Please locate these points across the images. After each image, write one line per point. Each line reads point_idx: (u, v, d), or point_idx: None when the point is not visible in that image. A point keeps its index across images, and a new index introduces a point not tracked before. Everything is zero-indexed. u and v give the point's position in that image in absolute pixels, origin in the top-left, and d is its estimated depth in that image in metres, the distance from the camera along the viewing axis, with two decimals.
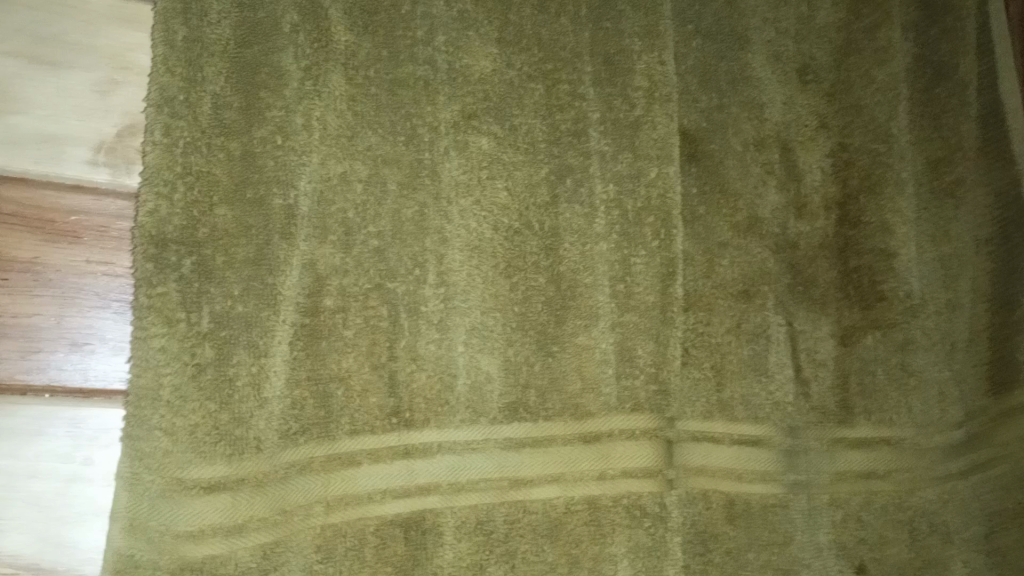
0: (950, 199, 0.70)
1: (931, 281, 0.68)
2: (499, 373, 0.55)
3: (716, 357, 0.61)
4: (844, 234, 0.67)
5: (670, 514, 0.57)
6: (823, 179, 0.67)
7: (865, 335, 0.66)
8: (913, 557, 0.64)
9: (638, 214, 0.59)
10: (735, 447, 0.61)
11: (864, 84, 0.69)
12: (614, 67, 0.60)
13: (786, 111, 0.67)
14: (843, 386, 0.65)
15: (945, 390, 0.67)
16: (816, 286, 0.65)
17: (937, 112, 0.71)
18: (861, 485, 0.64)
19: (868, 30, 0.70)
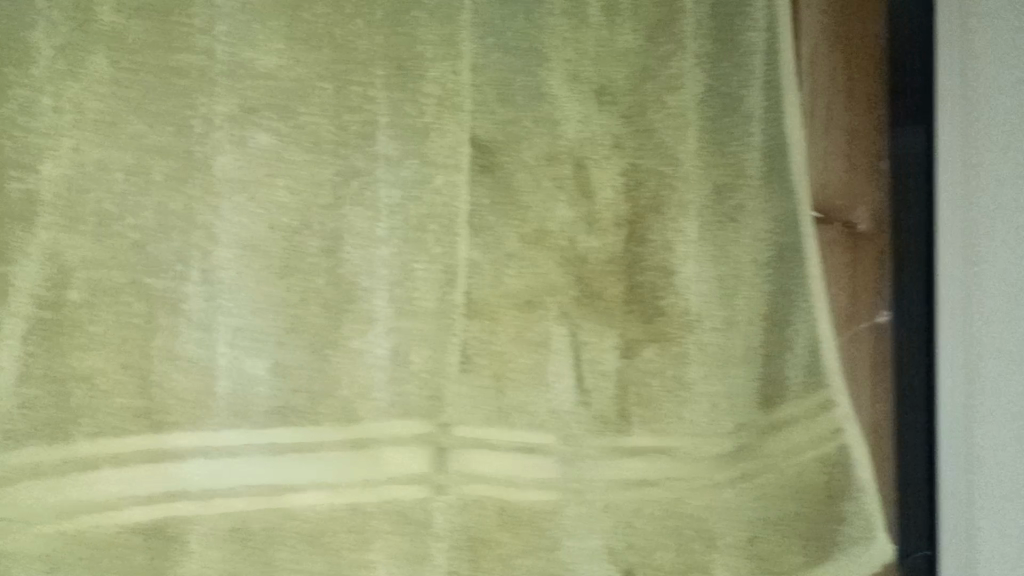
0: (731, 223, 0.75)
1: (711, 299, 0.72)
2: (266, 375, 0.54)
3: (498, 365, 0.62)
4: (632, 250, 0.70)
5: (437, 521, 0.58)
6: (614, 197, 0.70)
7: (645, 348, 0.68)
8: (678, 561, 0.67)
9: (421, 220, 0.58)
10: (512, 454, 0.62)
11: (657, 108, 0.72)
12: (405, 72, 0.60)
13: (582, 128, 0.69)
14: (622, 396, 0.67)
15: (717, 403, 0.71)
16: (602, 300, 0.68)
17: (724, 140, 0.75)
18: (635, 493, 0.67)
19: (661, 58, 0.73)
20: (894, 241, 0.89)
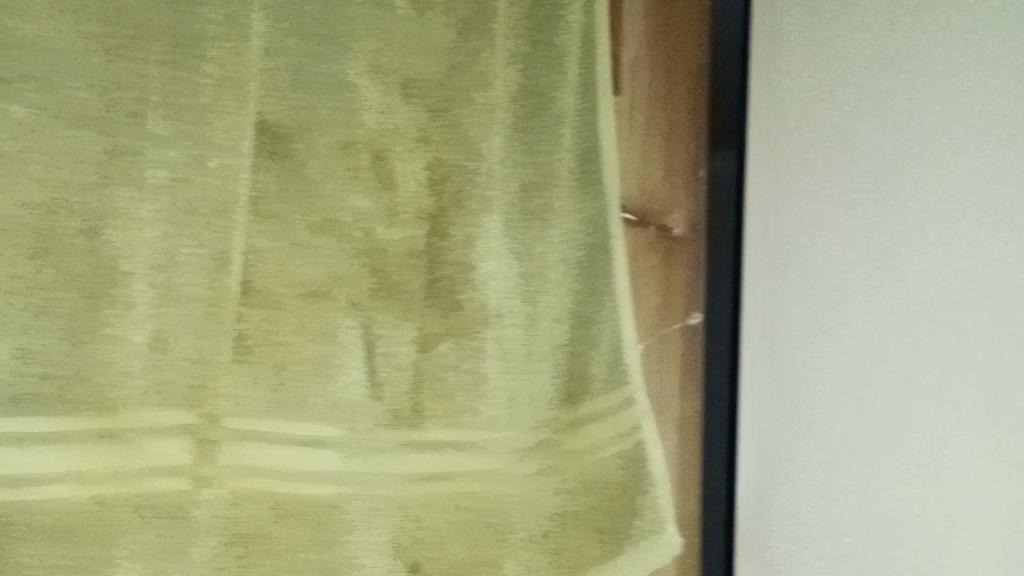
0: (537, 222, 0.76)
1: (513, 296, 0.73)
2: (12, 361, 0.55)
3: (278, 356, 0.61)
4: (433, 244, 0.69)
5: (198, 513, 0.58)
6: (416, 190, 0.69)
7: (441, 343, 0.68)
8: (468, 555, 0.67)
9: (190, 203, 0.59)
10: (289, 447, 0.61)
11: (464, 105, 0.73)
12: (182, 51, 0.59)
13: (384, 120, 0.68)
14: (416, 390, 0.67)
15: (516, 397, 0.72)
16: (400, 293, 0.67)
17: (533, 139, 0.77)
18: (425, 488, 0.66)
19: (472, 55, 0.74)
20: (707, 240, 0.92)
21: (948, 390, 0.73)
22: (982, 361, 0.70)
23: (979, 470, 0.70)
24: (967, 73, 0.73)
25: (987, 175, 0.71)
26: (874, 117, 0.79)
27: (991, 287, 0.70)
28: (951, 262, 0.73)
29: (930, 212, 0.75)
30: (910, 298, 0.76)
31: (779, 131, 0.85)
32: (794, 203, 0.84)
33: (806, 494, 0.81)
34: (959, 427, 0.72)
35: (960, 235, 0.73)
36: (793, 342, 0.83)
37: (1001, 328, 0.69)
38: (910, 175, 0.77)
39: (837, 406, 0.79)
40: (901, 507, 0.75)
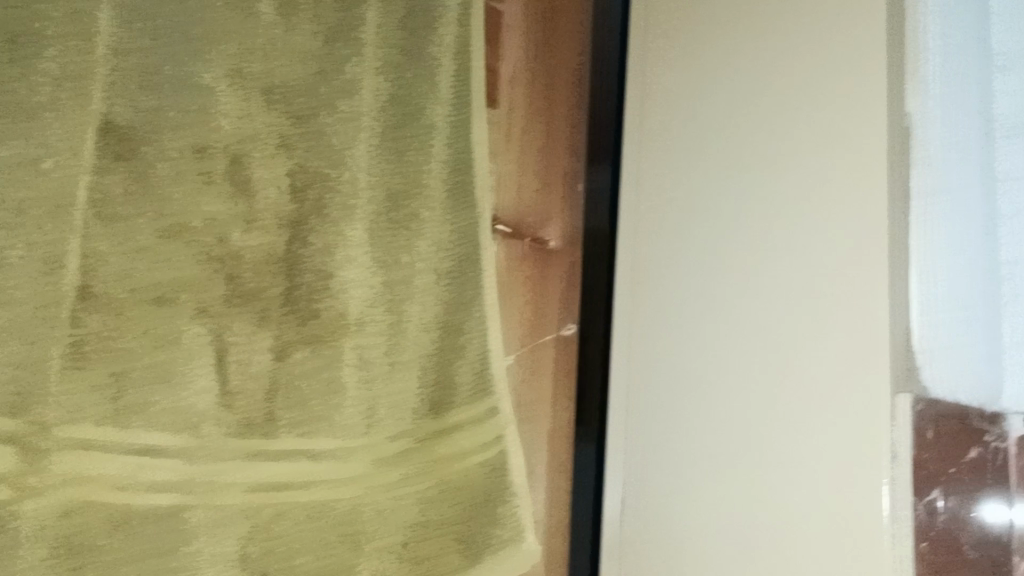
0: (404, 231, 0.76)
1: (375, 304, 0.73)
2: None
3: (119, 365, 0.60)
4: (292, 251, 0.69)
5: (20, 524, 0.55)
6: (278, 197, 0.69)
7: (297, 351, 0.68)
8: (321, 564, 0.67)
9: (23, 205, 0.57)
10: (129, 457, 0.60)
11: (329, 112, 0.72)
12: (17, 47, 0.58)
13: (240, 126, 0.67)
14: (270, 399, 0.66)
15: (376, 406, 0.72)
16: (256, 300, 0.67)
17: (401, 149, 0.77)
18: (277, 498, 0.65)
19: (339, 62, 0.74)
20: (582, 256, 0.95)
21: (756, 411, 0.74)
22: (786, 384, 0.72)
23: (778, 489, 0.71)
24: (799, 109, 0.76)
25: (805, 206, 0.74)
26: (721, 147, 0.82)
27: (800, 311, 0.73)
28: (768, 287, 0.76)
29: (755, 239, 0.78)
30: (736, 322, 0.78)
31: (645, 160, 0.90)
32: (654, 229, 0.88)
33: (645, 509, 0.82)
34: (764, 447, 0.73)
35: (777, 261, 0.75)
36: (648, 361, 0.85)
37: (805, 350, 0.72)
38: (744, 202, 0.79)
39: (675, 425, 0.81)
40: (712, 524, 0.76)
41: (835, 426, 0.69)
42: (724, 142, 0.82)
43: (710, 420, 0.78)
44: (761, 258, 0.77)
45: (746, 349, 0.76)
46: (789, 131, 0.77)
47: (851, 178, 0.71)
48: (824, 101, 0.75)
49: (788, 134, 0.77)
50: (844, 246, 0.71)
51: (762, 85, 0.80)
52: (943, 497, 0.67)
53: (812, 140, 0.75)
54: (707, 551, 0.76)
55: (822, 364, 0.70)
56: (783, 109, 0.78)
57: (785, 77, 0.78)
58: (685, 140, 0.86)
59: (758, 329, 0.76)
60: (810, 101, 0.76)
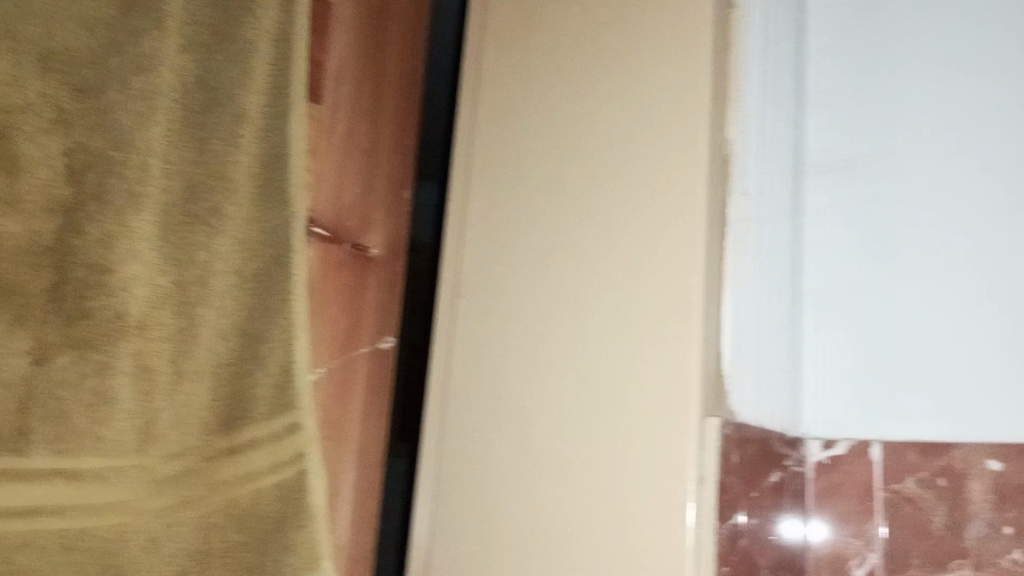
0: (202, 226, 0.68)
1: (160, 303, 0.64)
2: None
3: None
4: (65, 241, 0.58)
5: None
6: (49, 178, 0.57)
7: (60, 356, 0.57)
8: None
9: None
10: None
11: (120, 90, 0.62)
12: None
13: (7, 92, 0.55)
14: (23, 411, 0.55)
15: (156, 419, 0.63)
16: (13, 295, 0.55)
17: (203, 137, 0.69)
18: (22, 522, 0.55)
19: (133, 34, 0.63)
20: (392, 268, 0.92)
21: (572, 434, 0.72)
22: (604, 408, 0.71)
23: (583, 511, 0.70)
24: (629, 133, 0.76)
25: (629, 228, 0.74)
26: (553, 163, 0.80)
27: (621, 334, 0.72)
28: (592, 308, 0.74)
29: (580, 259, 0.76)
30: (558, 342, 0.76)
31: (475, 169, 0.86)
32: (481, 242, 0.84)
33: (455, 535, 0.78)
34: (575, 469, 0.71)
35: (601, 282, 0.74)
36: (464, 379, 0.81)
37: (624, 374, 0.71)
38: (571, 221, 0.78)
39: (488, 446, 0.78)
40: (522, 550, 0.73)
41: (648, 450, 0.68)
42: (552, 158, 0.81)
43: (523, 442, 0.75)
44: (586, 278, 0.75)
45: (560, 367, 0.75)
46: (620, 154, 0.76)
47: (675, 205, 0.72)
48: (653, 127, 0.75)
49: (618, 158, 0.76)
50: (667, 271, 0.71)
51: (594, 107, 0.79)
52: (745, 519, 0.68)
53: (639, 165, 0.75)
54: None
55: (639, 387, 0.69)
56: (614, 132, 0.77)
57: (619, 102, 0.78)
58: (518, 154, 0.83)
59: (579, 350, 0.74)
60: (633, 123, 0.76)
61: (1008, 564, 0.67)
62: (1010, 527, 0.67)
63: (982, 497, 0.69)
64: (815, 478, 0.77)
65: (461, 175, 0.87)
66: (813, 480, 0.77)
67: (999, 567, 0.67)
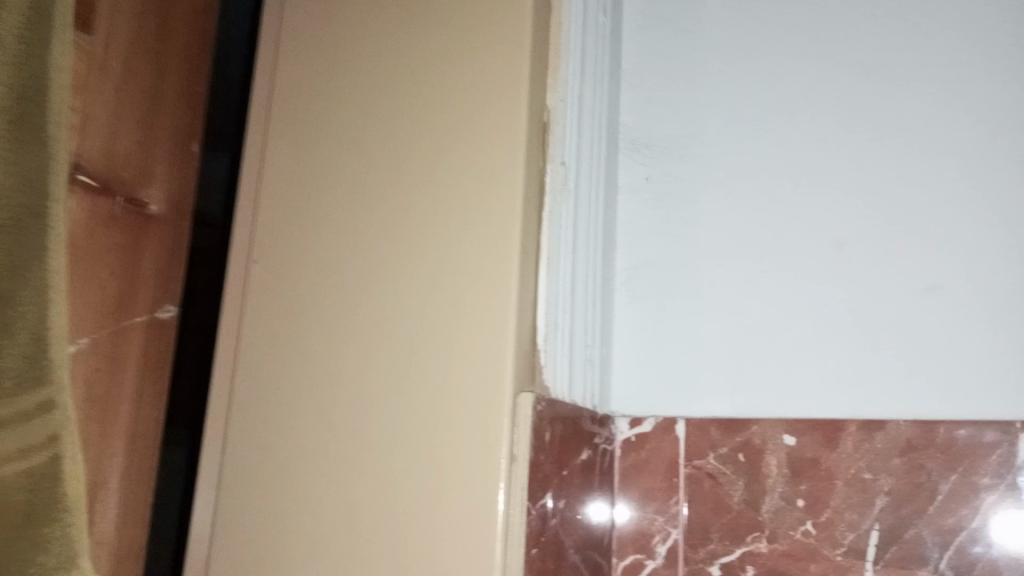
0: None
1: None
2: None
3: None
4: None
5: None
6: None
7: None
8: None
9: None
10: None
11: None
12: None
13: None
14: None
15: None
16: None
17: None
18: None
19: None
20: (178, 229, 0.82)
21: (378, 415, 0.67)
22: (414, 387, 0.66)
23: (386, 499, 0.64)
24: (445, 95, 0.71)
25: (444, 196, 0.69)
26: (361, 122, 0.74)
27: (432, 309, 0.67)
28: (403, 281, 0.69)
29: (390, 226, 0.71)
30: (364, 314, 0.70)
31: (274, 127, 0.79)
32: (279, 206, 0.76)
33: (240, 526, 0.70)
34: (378, 455, 0.66)
35: (413, 251, 0.69)
36: (258, 354, 0.74)
37: (436, 352, 0.66)
38: (382, 186, 0.72)
39: (283, 430, 0.71)
40: (316, 540, 0.66)
41: (458, 432, 0.63)
42: (363, 117, 0.74)
43: (322, 425, 0.69)
44: (398, 249, 0.70)
45: (364, 345, 0.69)
46: (434, 117, 0.71)
47: (494, 172, 0.68)
48: (470, 89, 0.71)
49: (432, 121, 0.71)
50: (484, 245, 0.66)
51: (409, 66, 0.74)
52: (551, 497, 0.65)
53: (456, 129, 0.70)
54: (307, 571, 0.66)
55: (454, 366, 0.65)
56: (432, 94, 0.72)
57: (435, 62, 0.73)
58: (323, 112, 0.77)
59: (387, 327, 0.68)
60: (449, 86, 0.72)
61: (800, 537, 0.68)
62: (802, 499, 0.68)
63: (777, 471, 0.70)
64: (623, 455, 0.76)
65: (259, 134, 0.80)
66: (622, 457, 0.76)
67: (792, 539, 0.68)
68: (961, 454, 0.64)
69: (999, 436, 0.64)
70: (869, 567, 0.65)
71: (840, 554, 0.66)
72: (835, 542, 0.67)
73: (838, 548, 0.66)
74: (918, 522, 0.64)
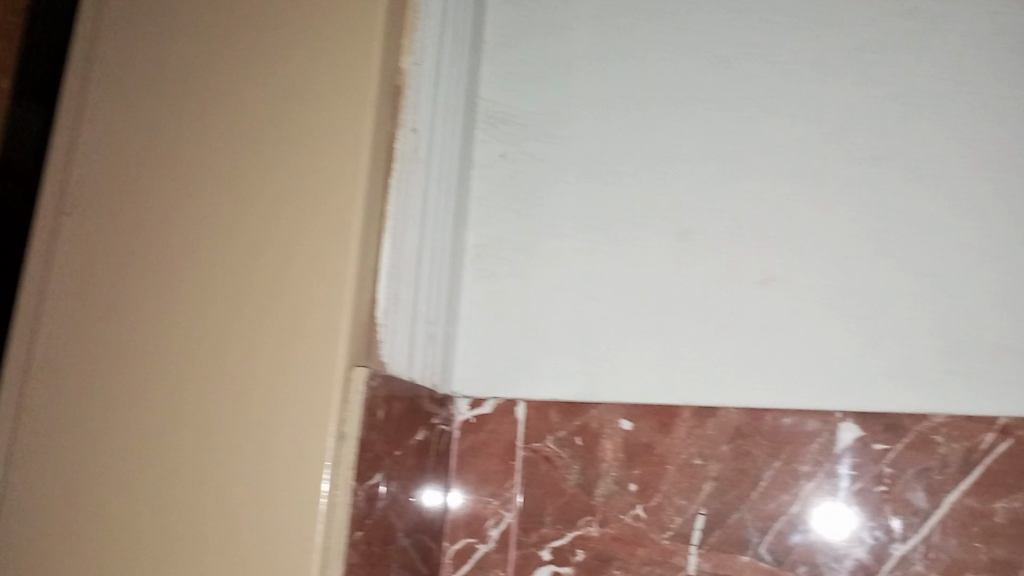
0: None
1: None
2: None
3: None
4: None
5: None
6: None
7: None
8: None
9: None
10: None
11: None
12: None
13: None
14: None
15: None
16: None
17: None
18: None
19: None
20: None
21: (197, 392, 0.62)
22: (236, 357, 0.62)
23: (201, 480, 0.60)
24: (288, 52, 0.67)
25: (282, 160, 0.65)
26: (194, 71, 0.69)
27: (261, 280, 0.62)
28: (232, 249, 0.64)
29: (224, 184, 0.66)
30: (189, 276, 0.65)
31: (100, 72, 0.73)
32: (105, 162, 0.71)
33: (46, 505, 0.65)
34: (196, 434, 0.61)
35: (244, 217, 0.64)
36: (74, 322, 0.68)
37: (263, 326, 0.61)
38: (216, 147, 0.67)
39: (98, 405, 0.66)
40: (124, 524, 0.62)
41: (281, 405, 0.59)
42: (200, 73, 0.69)
43: (139, 400, 0.64)
44: (228, 215, 0.65)
45: (187, 317, 0.64)
46: (275, 75, 0.67)
47: (336, 132, 0.64)
48: (317, 47, 0.66)
49: (273, 79, 0.67)
50: (320, 209, 0.62)
51: (252, 20, 0.69)
52: (381, 476, 0.62)
53: (299, 90, 0.66)
54: (115, 549, 0.62)
55: (282, 336, 0.61)
56: (274, 50, 0.67)
57: (280, 17, 0.68)
58: (156, 64, 0.71)
59: (212, 297, 0.64)
60: (293, 43, 0.67)
61: (630, 521, 0.68)
62: (635, 484, 0.68)
63: (612, 456, 0.69)
64: (461, 438, 0.74)
65: (86, 83, 0.74)
66: (460, 439, 0.74)
67: (622, 523, 0.68)
68: (784, 441, 0.65)
69: (820, 425, 0.64)
70: (693, 550, 0.65)
71: (666, 538, 0.66)
72: (663, 526, 0.67)
73: (665, 531, 0.67)
74: (741, 506, 0.65)
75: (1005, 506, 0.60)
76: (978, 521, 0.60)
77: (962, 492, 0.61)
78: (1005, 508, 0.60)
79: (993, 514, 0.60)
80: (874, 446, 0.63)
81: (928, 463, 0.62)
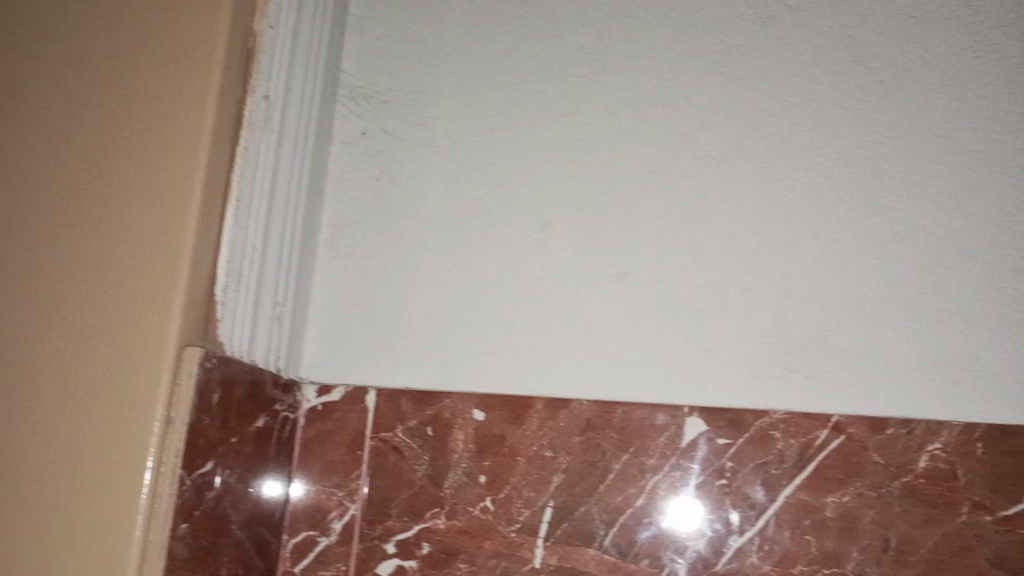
0: None
1: None
2: None
3: None
4: None
5: None
6: None
7: None
8: None
9: None
10: None
11: None
12: None
13: None
14: None
15: None
16: None
17: None
18: None
19: None
20: None
21: (14, 373, 0.57)
22: (59, 334, 0.57)
23: (12, 469, 0.55)
24: (134, 15, 0.63)
25: (121, 127, 0.60)
26: (39, 32, 0.65)
27: (91, 254, 0.58)
28: (64, 221, 0.60)
29: (59, 152, 0.61)
30: (16, 249, 0.60)
31: None
32: None
33: None
34: (11, 419, 0.56)
35: (78, 186, 0.60)
36: None
37: (90, 303, 0.57)
38: (52, 112, 0.63)
39: None
40: None
41: (104, 386, 0.55)
42: (39, 36, 0.65)
43: None
44: (61, 184, 0.61)
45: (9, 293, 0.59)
46: (118, 38, 0.63)
47: (181, 97, 0.60)
48: (163, 9, 0.62)
49: (116, 43, 0.63)
50: (160, 176, 0.58)
51: None
52: (212, 464, 0.58)
53: (142, 54, 0.62)
54: None
55: (110, 312, 0.56)
56: (119, 13, 0.63)
57: None
58: None
59: (38, 271, 0.59)
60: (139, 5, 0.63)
61: (478, 513, 0.66)
62: (484, 476, 0.67)
63: (463, 447, 0.68)
64: (306, 426, 0.71)
65: None
66: (305, 427, 0.71)
67: (470, 515, 0.66)
68: (633, 434, 0.65)
69: (668, 419, 0.65)
70: (540, 543, 0.65)
71: (513, 531, 0.65)
72: (511, 518, 0.66)
73: (513, 524, 0.66)
74: (588, 499, 0.65)
75: (835, 501, 0.62)
76: (810, 515, 0.62)
77: (797, 487, 0.62)
78: (834, 503, 0.62)
79: (823, 508, 0.62)
80: (717, 440, 0.64)
81: (766, 458, 0.63)
